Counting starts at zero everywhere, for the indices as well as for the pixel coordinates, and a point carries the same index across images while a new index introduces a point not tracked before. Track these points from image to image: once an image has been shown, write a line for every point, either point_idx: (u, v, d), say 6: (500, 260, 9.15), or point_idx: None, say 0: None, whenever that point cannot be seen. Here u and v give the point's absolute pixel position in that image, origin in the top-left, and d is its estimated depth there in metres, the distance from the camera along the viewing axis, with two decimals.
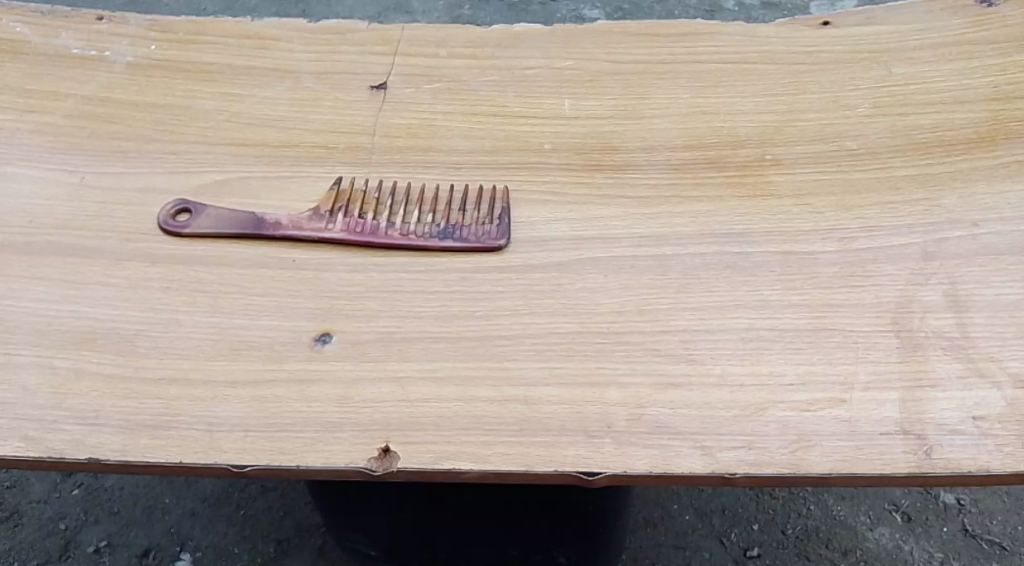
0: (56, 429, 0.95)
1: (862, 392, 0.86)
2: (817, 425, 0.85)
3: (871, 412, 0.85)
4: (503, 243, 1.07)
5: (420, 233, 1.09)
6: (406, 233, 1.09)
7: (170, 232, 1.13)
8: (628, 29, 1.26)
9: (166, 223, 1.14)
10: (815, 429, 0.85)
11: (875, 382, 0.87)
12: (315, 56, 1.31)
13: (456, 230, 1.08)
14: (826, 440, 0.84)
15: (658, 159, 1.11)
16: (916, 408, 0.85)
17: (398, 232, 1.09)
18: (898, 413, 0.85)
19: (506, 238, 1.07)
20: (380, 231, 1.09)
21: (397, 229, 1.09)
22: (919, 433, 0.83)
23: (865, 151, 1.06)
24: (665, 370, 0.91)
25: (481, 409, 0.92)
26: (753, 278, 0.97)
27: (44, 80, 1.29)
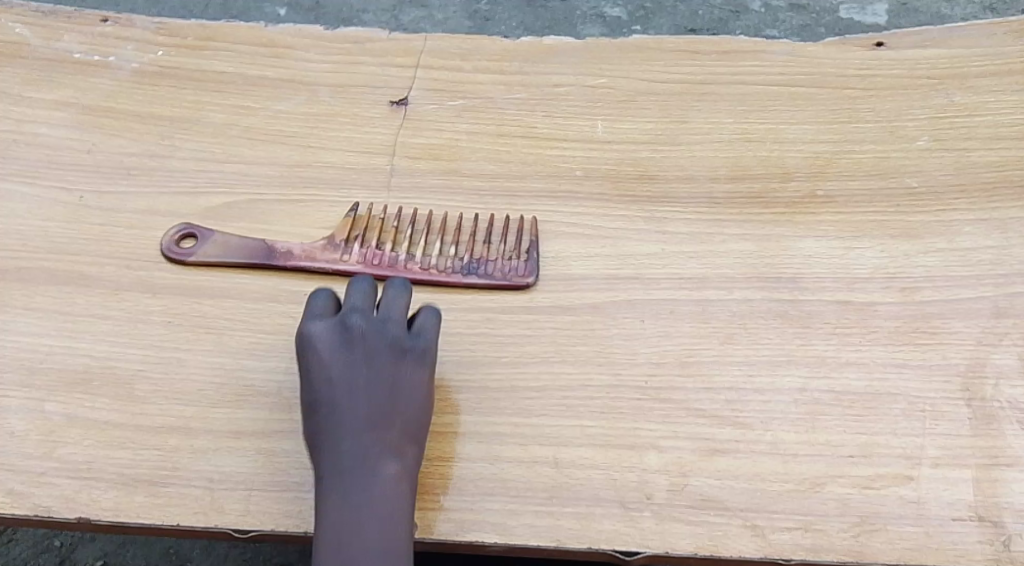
0: (45, 483, 0.91)
1: (931, 470, 0.84)
2: (882, 506, 0.83)
3: (942, 494, 0.83)
4: (532, 280, 0.96)
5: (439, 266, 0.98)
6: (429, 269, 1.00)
7: (174, 260, 1.04)
8: (665, 45, 1.15)
9: (169, 249, 1.05)
10: (880, 511, 0.83)
11: (945, 459, 0.84)
12: (332, 66, 1.20)
13: (479, 263, 0.98)
14: (894, 523, 0.82)
15: (699, 191, 1.02)
16: (991, 491, 0.83)
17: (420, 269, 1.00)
18: (970, 497, 0.83)
19: (535, 275, 0.97)
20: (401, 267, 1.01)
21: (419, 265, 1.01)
22: (995, 521, 0.82)
23: (925, 190, 0.98)
24: (711, 434, 0.86)
25: (509, 472, 0.86)
26: (807, 329, 0.91)
27: (42, 88, 1.19)
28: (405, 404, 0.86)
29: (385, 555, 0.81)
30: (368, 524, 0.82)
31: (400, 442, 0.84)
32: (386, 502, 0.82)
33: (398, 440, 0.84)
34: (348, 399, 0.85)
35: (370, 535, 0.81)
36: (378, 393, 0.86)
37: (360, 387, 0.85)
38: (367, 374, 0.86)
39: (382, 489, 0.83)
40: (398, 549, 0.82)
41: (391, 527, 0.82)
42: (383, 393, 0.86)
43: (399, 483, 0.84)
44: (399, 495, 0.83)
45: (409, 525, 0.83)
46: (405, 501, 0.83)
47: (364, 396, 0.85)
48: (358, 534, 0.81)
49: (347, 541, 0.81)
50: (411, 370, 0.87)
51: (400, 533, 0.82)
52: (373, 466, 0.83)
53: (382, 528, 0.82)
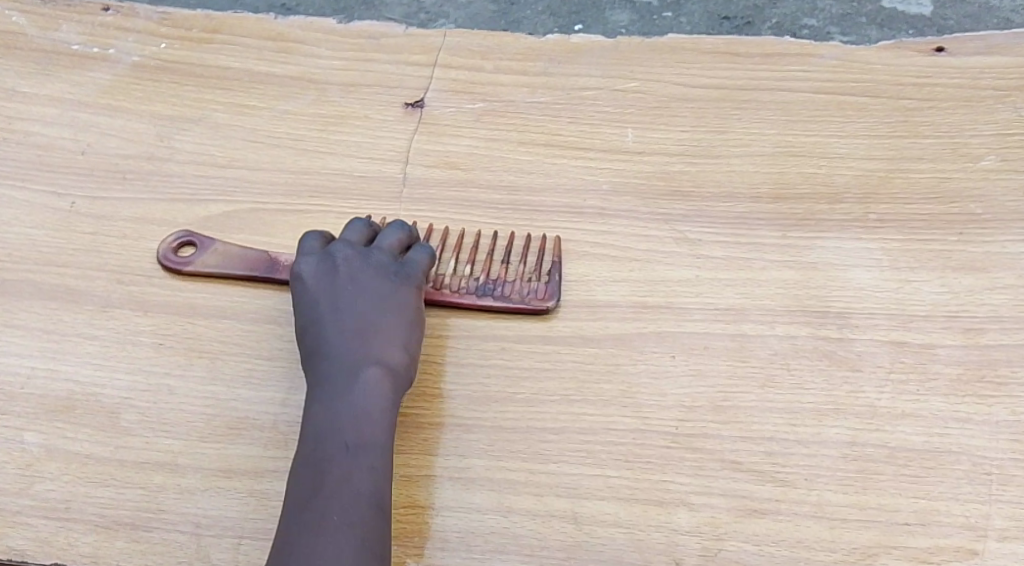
0: (20, 524, 0.83)
1: (997, 543, 0.76)
2: None
3: None
4: (552, 304, 0.88)
5: (455, 287, 0.89)
6: (436, 287, 0.89)
7: (169, 268, 0.94)
8: (702, 46, 1.03)
9: (165, 256, 0.94)
10: None
11: (1013, 531, 0.77)
12: (344, 63, 1.06)
13: (497, 285, 0.89)
14: None
15: (739, 211, 0.92)
16: None
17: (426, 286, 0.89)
18: None
19: (556, 299, 0.88)
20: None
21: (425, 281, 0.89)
22: None
23: (990, 218, 0.89)
24: (748, 493, 0.79)
25: (523, 527, 0.79)
26: (856, 373, 0.83)
27: (30, 79, 1.05)
28: (388, 314, 0.83)
29: (360, 455, 0.77)
30: (345, 421, 0.78)
31: (383, 346, 0.82)
32: (366, 404, 0.79)
33: (381, 344, 0.82)
34: (332, 312, 0.83)
35: (346, 433, 0.78)
36: (364, 303, 0.83)
37: (345, 299, 0.83)
38: (354, 286, 0.84)
39: (361, 392, 0.79)
40: (375, 453, 0.78)
41: (370, 432, 0.78)
42: (367, 302, 0.83)
43: (382, 388, 0.80)
44: (379, 400, 0.80)
45: (387, 432, 0.79)
46: (386, 407, 0.80)
47: (349, 306, 0.83)
48: (335, 432, 0.78)
49: (323, 439, 0.78)
50: (395, 286, 0.85)
51: (378, 435, 0.78)
52: (355, 365, 0.80)
53: (358, 426, 0.78)
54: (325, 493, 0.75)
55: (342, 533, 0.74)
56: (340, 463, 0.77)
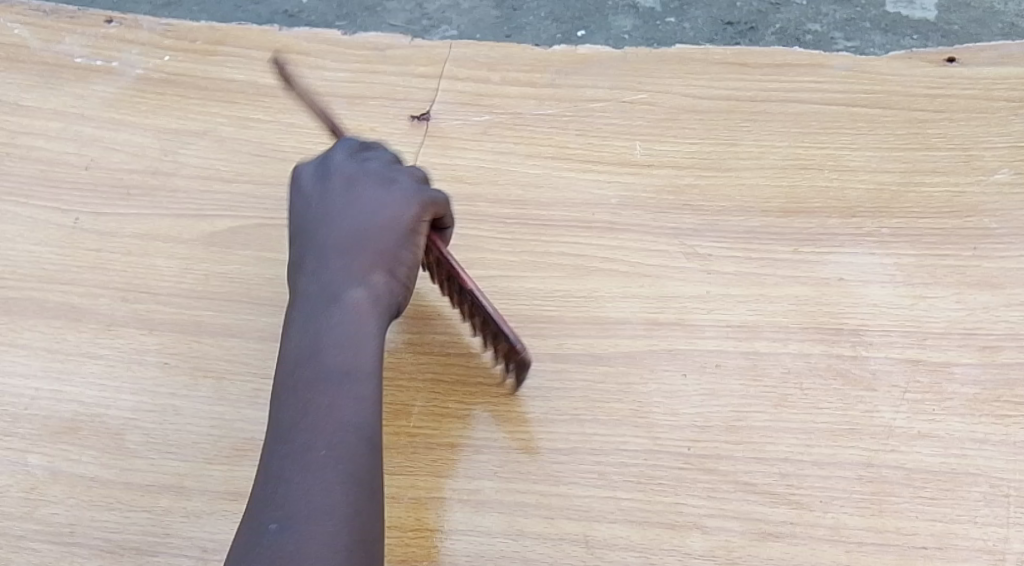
0: (24, 549, 0.82)
1: None
2: None
3: None
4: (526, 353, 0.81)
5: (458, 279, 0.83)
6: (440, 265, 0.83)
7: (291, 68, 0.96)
8: (711, 56, 0.99)
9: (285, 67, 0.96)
10: None
11: None
12: (351, 75, 1.03)
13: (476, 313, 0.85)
14: None
15: (752, 225, 0.90)
16: None
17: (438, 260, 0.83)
18: None
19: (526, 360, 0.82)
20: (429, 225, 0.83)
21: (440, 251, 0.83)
22: None
23: (1006, 233, 0.88)
24: (763, 516, 0.78)
25: (534, 551, 0.78)
26: (872, 392, 0.82)
27: (33, 92, 1.04)
28: (381, 235, 0.80)
29: (336, 380, 0.74)
30: (330, 346, 0.75)
31: (365, 270, 0.79)
32: (340, 328, 0.76)
33: (360, 268, 0.79)
34: (324, 228, 0.81)
35: (320, 358, 0.75)
36: (346, 228, 0.80)
37: (336, 217, 0.81)
38: (341, 205, 0.81)
39: (336, 317, 0.77)
40: (357, 379, 0.74)
41: (348, 357, 0.75)
42: (351, 227, 0.80)
43: (365, 316, 0.77)
44: (362, 326, 0.77)
45: (370, 354, 0.76)
46: (370, 332, 0.77)
47: (331, 231, 0.80)
48: (320, 353, 0.75)
49: (308, 361, 0.75)
50: (395, 204, 0.81)
51: (358, 358, 0.75)
52: (330, 292, 0.78)
53: (342, 351, 0.75)
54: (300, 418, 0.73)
55: (322, 470, 0.71)
56: (312, 387, 0.74)
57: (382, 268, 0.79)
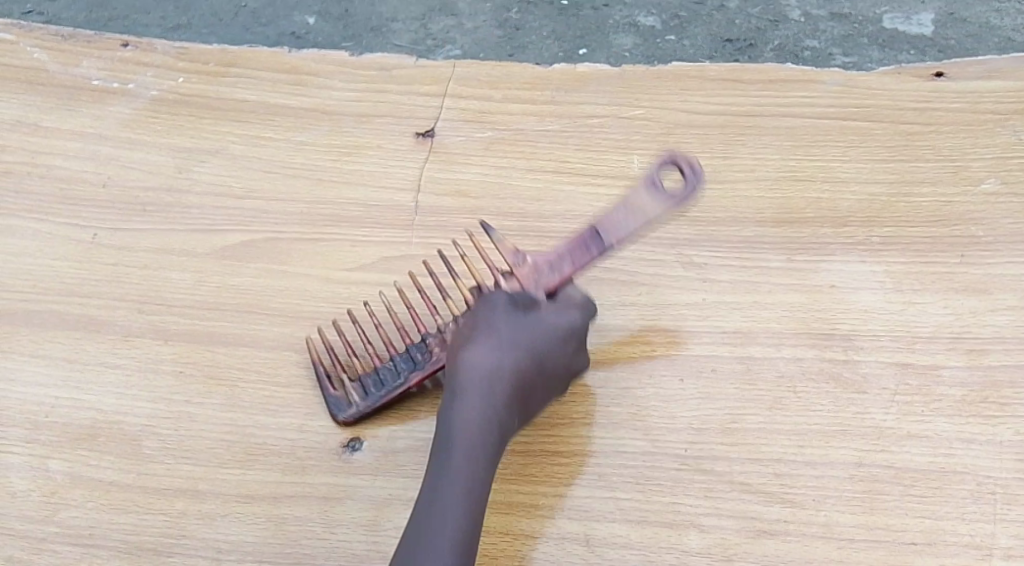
0: (45, 550, 0.86)
1: (1003, 562, 0.78)
2: None
3: None
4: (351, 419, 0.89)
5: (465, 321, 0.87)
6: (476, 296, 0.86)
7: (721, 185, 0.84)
8: (707, 73, 1.03)
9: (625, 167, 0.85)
10: None
11: (1019, 550, 0.79)
12: (358, 94, 1.07)
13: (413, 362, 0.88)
14: None
15: (746, 235, 0.93)
16: None
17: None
18: None
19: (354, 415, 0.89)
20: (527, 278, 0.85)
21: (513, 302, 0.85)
22: None
23: (992, 240, 0.91)
24: (758, 513, 0.81)
25: (535, 549, 0.80)
26: (863, 394, 0.85)
27: (52, 113, 1.07)
28: (549, 316, 0.84)
29: (466, 441, 0.76)
30: (485, 425, 0.77)
31: (506, 373, 0.80)
32: (467, 403, 0.78)
33: (507, 364, 0.80)
34: (501, 310, 0.83)
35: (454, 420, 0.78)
36: (497, 327, 0.82)
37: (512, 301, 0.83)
38: (500, 307, 0.83)
39: (465, 394, 0.79)
40: (474, 446, 0.76)
41: (470, 427, 0.77)
42: (500, 326, 0.82)
43: (482, 389, 0.79)
44: (477, 407, 0.78)
45: (490, 431, 0.78)
46: (482, 409, 0.78)
47: (478, 329, 0.82)
48: (475, 431, 0.77)
49: (462, 439, 0.76)
50: (568, 300, 0.86)
51: (480, 432, 0.77)
52: (465, 369, 0.80)
53: (493, 430, 0.78)
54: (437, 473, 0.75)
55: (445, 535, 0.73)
56: (449, 450, 0.76)
57: (533, 362, 0.81)
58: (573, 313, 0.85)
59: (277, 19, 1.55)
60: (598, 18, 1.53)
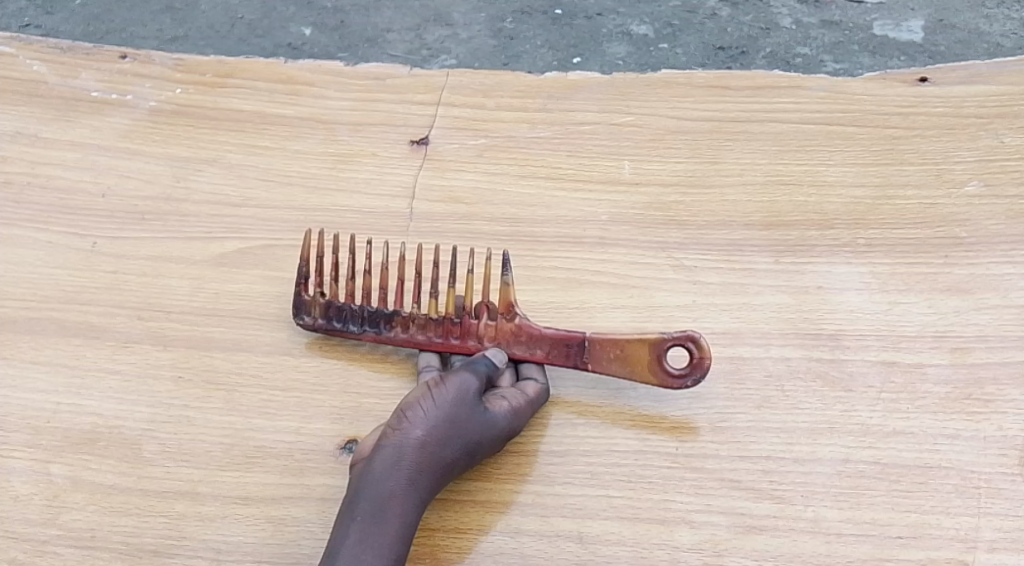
0: (48, 552, 0.87)
1: (987, 555, 0.80)
2: None
3: None
4: (302, 324, 0.93)
5: (438, 325, 0.90)
6: (456, 318, 0.90)
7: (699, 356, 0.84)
8: (694, 80, 1.06)
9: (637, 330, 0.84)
10: None
11: (1003, 542, 0.80)
12: (352, 104, 1.09)
13: (379, 324, 0.92)
14: None
15: (734, 238, 0.95)
16: None
17: (461, 338, 0.90)
18: None
19: (306, 325, 0.93)
20: (507, 335, 0.88)
21: (482, 344, 0.89)
22: None
23: (975, 240, 0.93)
24: (747, 510, 0.82)
25: (529, 547, 0.82)
26: (850, 392, 0.87)
27: (51, 124, 1.09)
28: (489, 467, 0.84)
29: (386, 520, 0.78)
30: (405, 504, 0.79)
31: (438, 454, 0.81)
32: (398, 482, 0.79)
33: (442, 446, 0.81)
34: (457, 386, 0.83)
35: (379, 494, 0.78)
36: (446, 408, 0.82)
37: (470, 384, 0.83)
38: (459, 385, 0.83)
39: (398, 469, 0.79)
40: (392, 527, 0.77)
41: (393, 506, 0.78)
42: (450, 408, 0.82)
43: (412, 472, 0.79)
44: (403, 487, 0.79)
45: (412, 513, 0.79)
46: (408, 489, 0.79)
47: (429, 404, 0.82)
48: (394, 505, 0.78)
49: (379, 512, 0.78)
50: (520, 397, 0.85)
51: (402, 513, 0.78)
52: (401, 445, 0.80)
53: (412, 509, 0.79)
54: (352, 541, 0.77)
55: None
56: (370, 523, 0.77)
57: (468, 449, 0.82)
58: (523, 413, 0.85)
59: (274, 31, 1.60)
60: (594, 26, 1.58)
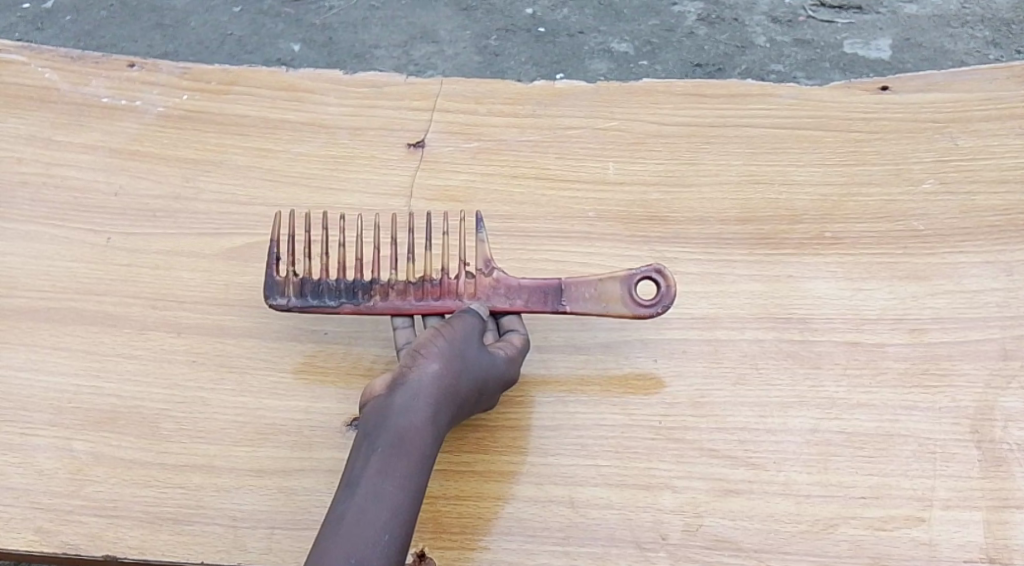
0: (72, 521, 0.93)
1: (941, 511, 0.90)
2: (893, 547, 0.88)
3: (952, 535, 0.89)
4: (276, 302, 0.96)
5: (415, 289, 0.96)
6: (434, 280, 0.96)
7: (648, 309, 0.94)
8: (674, 89, 1.13)
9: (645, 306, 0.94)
10: (891, 551, 0.88)
11: (954, 500, 0.90)
12: (351, 109, 1.15)
13: (357, 297, 0.96)
14: (905, 564, 0.88)
15: (710, 233, 1.03)
16: (1001, 532, 0.89)
17: (441, 298, 0.95)
18: (980, 538, 0.89)
19: (281, 304, 0.96)
20: (486, 289, 0.95)
21: (462, 300, 0.95)
22: (1005, 561, 0.88)
23: (930, 233, 1.02)
24: (725, 474, 0.92)
25: (523, 510, 0.90)
26: (817, 370, 0.95)
27: (64, 128, 1.14)
28: (489, 401, 0.91)
29: (404, 450, 0.83)
30: (414, 426, 0.85)
31: (448, 387, 0.87)
32: (416, 415, 0.85)
33: (450, 380, 0.87)
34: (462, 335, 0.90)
35: (400, 430, 0.84)
36: (451, 346, 0.89)
37: (471, 331, 0.91)
38: (461, 331, 0.90)
39: (417, 403, 0.86)
40: (406, 458, 0.83)
41: (413, 441, 0.84)
42: (461, 346, 0.89)
43: (423, 401, 0.86)
44: (421, 420, 0.85)
45: (430, 444, 0.85)
46: (427, 424, 0.85)
47: (436, 343, 0.89)
48: (408, 436, 0.84)
49: (393, 439, 0.84)
50: (509, 345, 0.93)
51: (421, 444, 0.84)
52: (418, 381, 0.87)
53: (423, 438, 0.85)
54: (369, 473, 0.82)
55: (360, 527, 0.79)
56: (393, 454, 0.83)
57: (472, 384, 0.89)
58: (518, 361, 0.92)
59: (262, 45, 1.71)
60: (576, 45, 1.69)
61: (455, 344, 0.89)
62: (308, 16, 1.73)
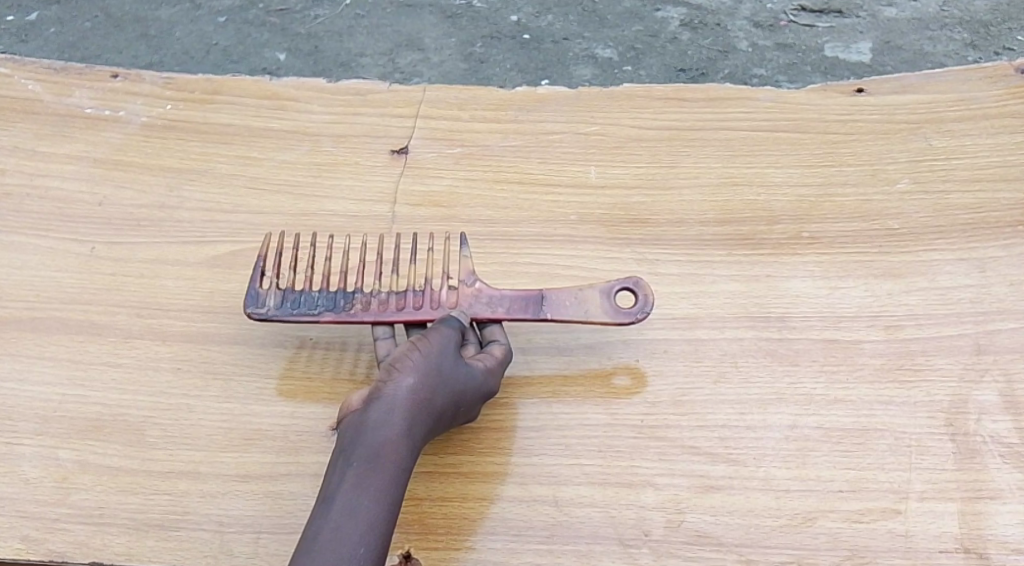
0: (59, 529, 0.94)
1: (918, 504, 0.91)
2: (871, 540, 0.90)
3: (929, 527, 0.90)
4: (255, 310, 0.97)
5: (396, 300, 0.97)
6: (416, 291, 0.97)
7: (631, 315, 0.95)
8: (653, 93, 1.14)
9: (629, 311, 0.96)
10: (870, 544, 0.90)
11: (931, 493, 0.91)
12: (334, 117, 1.16)
13: (337, 308, 0.97)
14: (883, 557, 0.89)
15: (689, 234, 1.04)
16: (976, 524, 0.90)
17: (422, 307, 0.96)
18: (956, 529, 0.90)
19: (260, 312, 0.97)
20: (468, 298, 0.96)
21: (444, 308, 0.96)
22: (980, 552, 0.89)
23: (906, 232, 1.03)
24: (706, 471, 0.93)
25: (508, 510, 0.91)
26: (796, 367, 0.97)
27: (49, 138, 1.15)
28: (468, 413, 0.92)
29: (380, 463, 0.84)
30: (390, 440, 0.86)
31: (424, 400, 0.88)
32: (392, 428, 0.86)
33: (426, 393, 0.88)
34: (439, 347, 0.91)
35: (376, 444, 0.85)
36: (427, 359, 0.90)
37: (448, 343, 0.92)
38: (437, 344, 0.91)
39: (392, 417, 0.87)
40: (382, 472, 0.84)
41: (389, 454, 0.85)
42: (437, 360, 0.90)
43: (399, 414, 0.87)
44: (397, 434, 0.86)
45: (406, 457, 0.86)
46: (402, 438, 0.86)
47: (412, 357, 0.90)
48: (384, 449, 0.85)
49: (369, 452, 0.85)
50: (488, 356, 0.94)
51: (397, 458, 0.85)
52: (394, 395, 0.88)
53: (399, 451, 0.85)
54: (346, 487, 0.83)
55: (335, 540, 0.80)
56: (368, 468, 0.84)
57: (449, 397, 0.89)
58: (497, 373, 0.93)
59: (246, 54, 1.72)
60: (561, 51, 1.70)
61: (431, 357, 0.90)
62: (293, 25, 1.74)
